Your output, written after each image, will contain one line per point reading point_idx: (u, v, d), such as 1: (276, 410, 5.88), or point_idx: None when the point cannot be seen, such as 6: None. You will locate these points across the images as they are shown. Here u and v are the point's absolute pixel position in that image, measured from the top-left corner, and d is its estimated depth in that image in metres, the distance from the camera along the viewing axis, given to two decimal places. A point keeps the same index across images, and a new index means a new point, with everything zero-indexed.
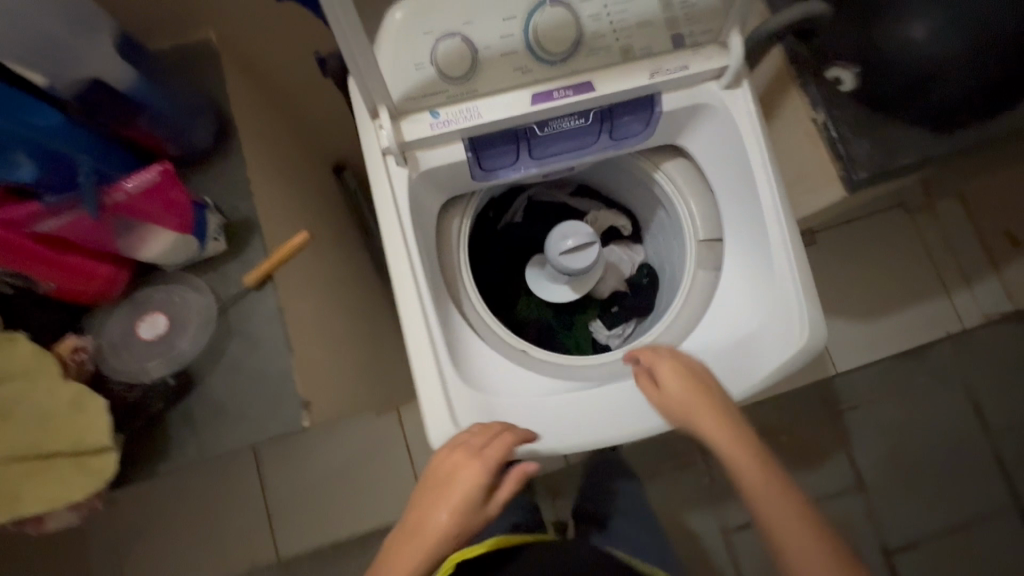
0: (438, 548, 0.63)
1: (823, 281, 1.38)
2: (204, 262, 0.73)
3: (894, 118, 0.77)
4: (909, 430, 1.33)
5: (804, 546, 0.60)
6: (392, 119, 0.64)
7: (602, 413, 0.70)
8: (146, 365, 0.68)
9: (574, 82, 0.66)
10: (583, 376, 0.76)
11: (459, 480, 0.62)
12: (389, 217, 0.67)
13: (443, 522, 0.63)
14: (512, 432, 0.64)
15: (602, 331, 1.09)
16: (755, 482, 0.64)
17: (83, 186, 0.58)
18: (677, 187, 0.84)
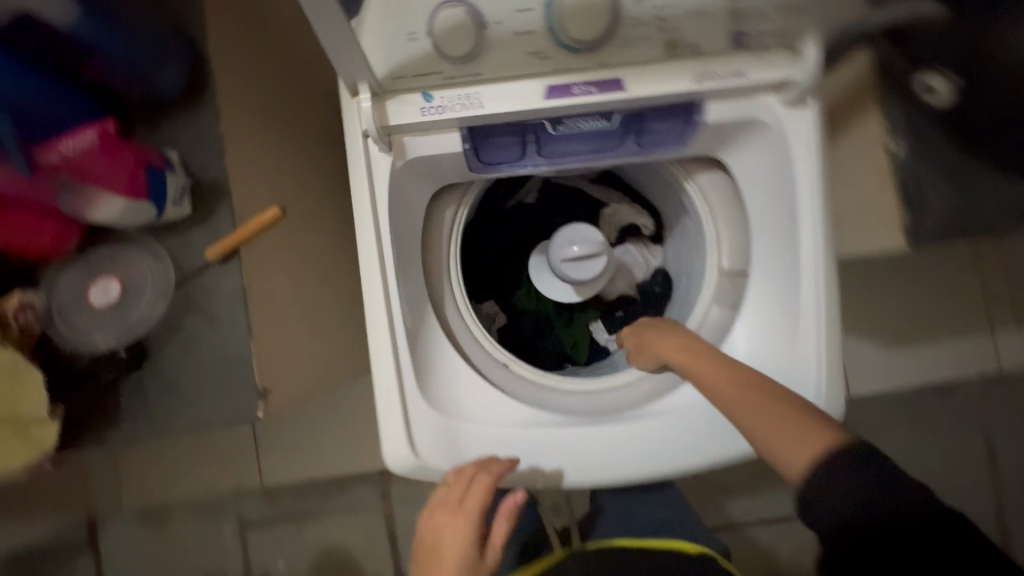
0: None
1: (857, 302, 1.25)
2: (165, 226, 0.66)
3: (987, 158, 0.63)
4: (912, 469, 1.25)
5: (796, 438, 0.53)
6: (376, 99, 0.54)
7: (577, 453, 0.63)
8: (98, 332, 0.63)
9: (600, 78, 0.54)
10: (563, 406, 0.70)
11: (446, 541, 0.60)
12: (365, 209, 0.59)
13: None
14: (483, 475, 0.59)
15: (602, 335, 0.99)
16: (763, 423, 0.55)
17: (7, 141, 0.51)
18: (708, 205, 0.72)
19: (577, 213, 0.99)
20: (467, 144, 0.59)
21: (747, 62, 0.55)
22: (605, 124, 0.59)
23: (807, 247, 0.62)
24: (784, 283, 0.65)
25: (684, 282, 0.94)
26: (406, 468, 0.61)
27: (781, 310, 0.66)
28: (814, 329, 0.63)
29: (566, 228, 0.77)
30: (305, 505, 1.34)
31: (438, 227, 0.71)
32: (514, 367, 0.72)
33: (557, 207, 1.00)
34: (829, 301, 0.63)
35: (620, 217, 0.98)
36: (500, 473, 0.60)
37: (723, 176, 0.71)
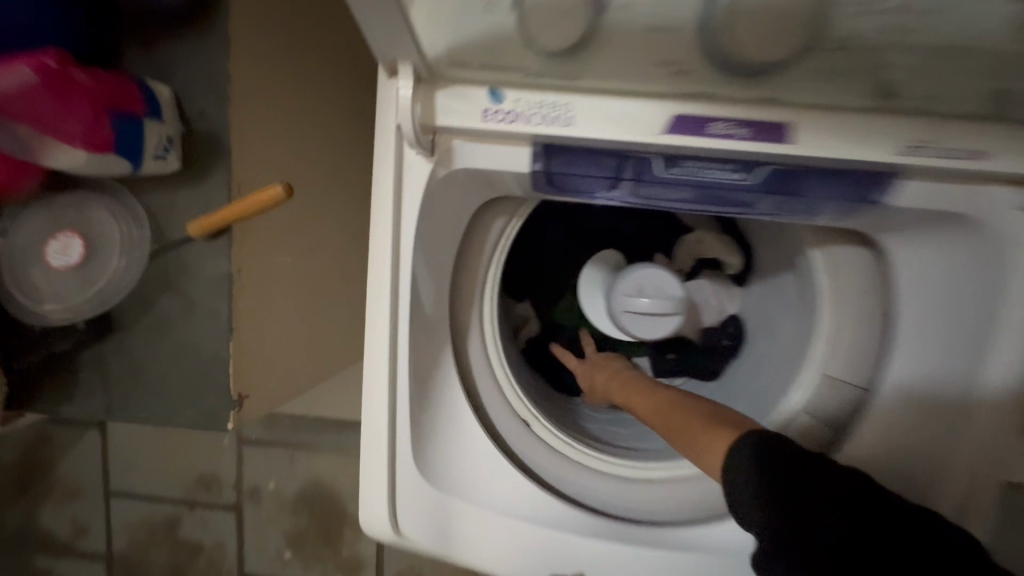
0: None
1: None
2: (149, 180, 0.53)
3: None
4: None
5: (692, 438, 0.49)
6: (423, 88, 0.37)
7: (586, 564, 0.52)
8: (56, 296, 0.53)
9: (757, 118, 0.35)
10: (583, 492, 0.57)
11: None
12: (387, 226, 0.44)
13: None
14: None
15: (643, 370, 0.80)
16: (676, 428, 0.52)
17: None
18: (836, 288, 0.54)
19: (650, 228, 0.80)
20: (537, 164, 0.42)
21: (998, 138, 0.34)
22: (739, 177, 0.41)
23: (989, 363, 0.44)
24: (938, 397, 0.47)
25: (760, 341, 0.72)
26: (382, 535, 0.51)
27: (929, 436, 0.47)
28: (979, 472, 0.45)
29: (641, 271, 0.61)
30: (302, 436, 1.35)
31: (479, 243, 0.56)
32: (535, 428, 0.59)
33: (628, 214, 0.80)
34: (1005, 443, 0.45)
35: (703, 246, 0.77)
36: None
37: (870, 257, 0.52)
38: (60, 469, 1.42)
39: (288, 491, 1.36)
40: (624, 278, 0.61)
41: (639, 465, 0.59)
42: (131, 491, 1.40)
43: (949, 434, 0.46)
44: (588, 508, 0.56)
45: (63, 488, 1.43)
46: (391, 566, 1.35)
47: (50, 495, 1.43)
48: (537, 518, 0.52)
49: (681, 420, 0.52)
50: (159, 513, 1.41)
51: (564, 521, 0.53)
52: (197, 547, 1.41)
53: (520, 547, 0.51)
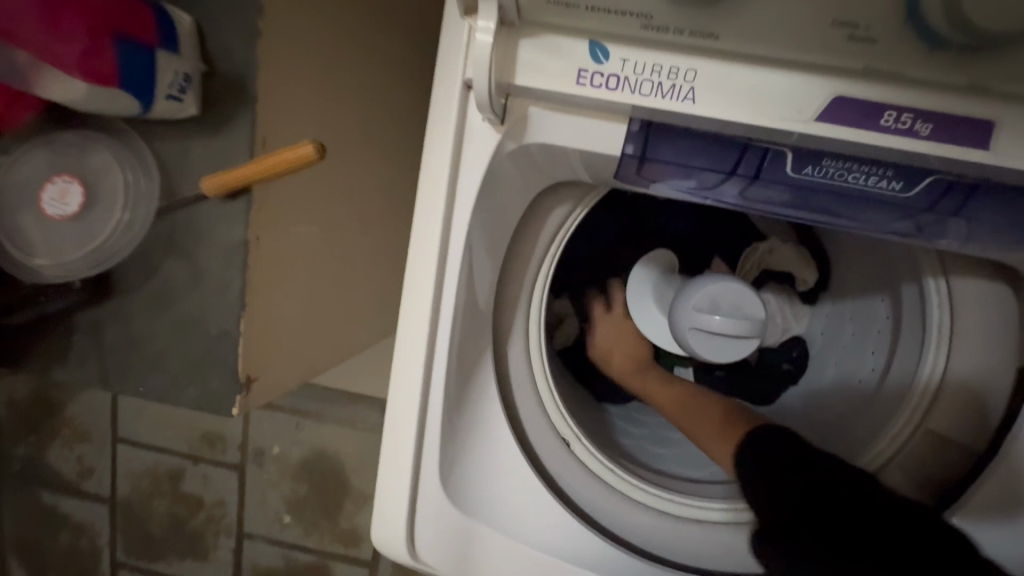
0: None
1: None
2: (162, 124, 0.46)
3: None
4: None
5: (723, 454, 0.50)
6: (505, 35, 0.29)
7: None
8: (48, 248, 0.46)
9: (948, 111, 0.27)
10: (625, 527, 0.49)
11: None
12: (438, 206, 0.36)
13: None
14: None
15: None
16: (702, 428, 0.53)
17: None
18: (956, 329, 0.45)
19: (722, 227, 0.68)
20: (631, 147, 0.34)
21: None
22: (895, 187, 0.32)
23: None
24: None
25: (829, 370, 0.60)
26: (394, 556, 0.45)
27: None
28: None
29: (715, 282, 0.52)
30: (311, 405, 1.31)
31: (534, 233, 0.47)
32: (577, 448, 0.51)
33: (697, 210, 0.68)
34: None
35: (771, 257, 0.65)
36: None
37: (1008, 297, 0.44)
38: (67, 411, 1.40)
39: (291, 459, 1.33)
40: (694, 289, 0.53)
41: (691, 503, 0.51)
42: (134, 441, 1.38)
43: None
44: (629, 547, 0.48)
45: (68, 432, 1.41)
46: None
47: (55, 437, 1.41)
48: (574, 558, 0.45)
49: (706, 420, 0.54)
50: (159, 467, 1.39)
51: (602, 562, 0.46)
52: (197, 504, 1.39)
53: None
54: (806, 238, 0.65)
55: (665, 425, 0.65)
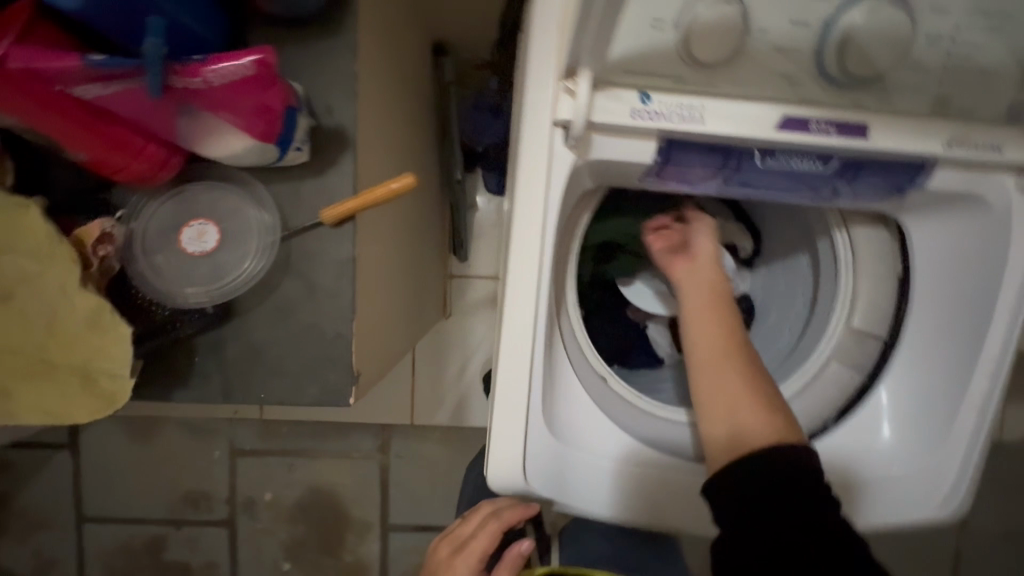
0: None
1: None
2: (276, 170, 0.56)
3: None
4: (1006, 545, 1.14)
5: (756, 424, 0.53)
6: (589, 88, 0.45)
7: (656, 494, 0.59)
8: (187, 281, 0.55)
9: (847, 118, 0.46)
10: (649, 434, 0.64)
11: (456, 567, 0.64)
12: (533, 207, 0.50)
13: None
14: (495, 522, 0.63)
15: (662, 343, 0.79)
16: (720, 367, 0.57)
17: (148, 67, 0.39)
18: (853, 257, 0.64)
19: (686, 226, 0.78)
20: (658, 156, 0.50)
21: (1010, 135, 0.47)
22: (819, 167, 0.51)
23: (998, 319, 0.55)
24: (945, 379, 0.58)
25: (774, 315, 0.74)
26: (509, 489, 0.57)
27: (945, 386, 0.58)
28: (959, 464, 0.57)
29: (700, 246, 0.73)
30: (303, 442, 1.32)
31: (571, 228, 0.62)
32: (611, 382, 0.66)
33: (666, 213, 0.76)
34: (1000, 376, 0.56)
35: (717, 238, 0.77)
36: (512, 519, 0.62)
37: (886, 236, 0.63)
38: (24, 491, 1.31)
39: (286, 502, 1.33)
40: None
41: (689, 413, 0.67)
42: (114, 509, 1.32)
43: (960, 386, 0.57)
44: (654, 445, 0.64)
45: (30, 514, 1.32)
46: (396, 569, 1.34)
47: (15, 521, 1.32)
48: (619, 458, 0.60)
49: (755, 396, 0.55)
50: (147, 532, 1.33)
51: (640, 461, 0.61)
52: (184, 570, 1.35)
53: (602, 483, 0.59)
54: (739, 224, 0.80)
55: (652, 379, 0.76)
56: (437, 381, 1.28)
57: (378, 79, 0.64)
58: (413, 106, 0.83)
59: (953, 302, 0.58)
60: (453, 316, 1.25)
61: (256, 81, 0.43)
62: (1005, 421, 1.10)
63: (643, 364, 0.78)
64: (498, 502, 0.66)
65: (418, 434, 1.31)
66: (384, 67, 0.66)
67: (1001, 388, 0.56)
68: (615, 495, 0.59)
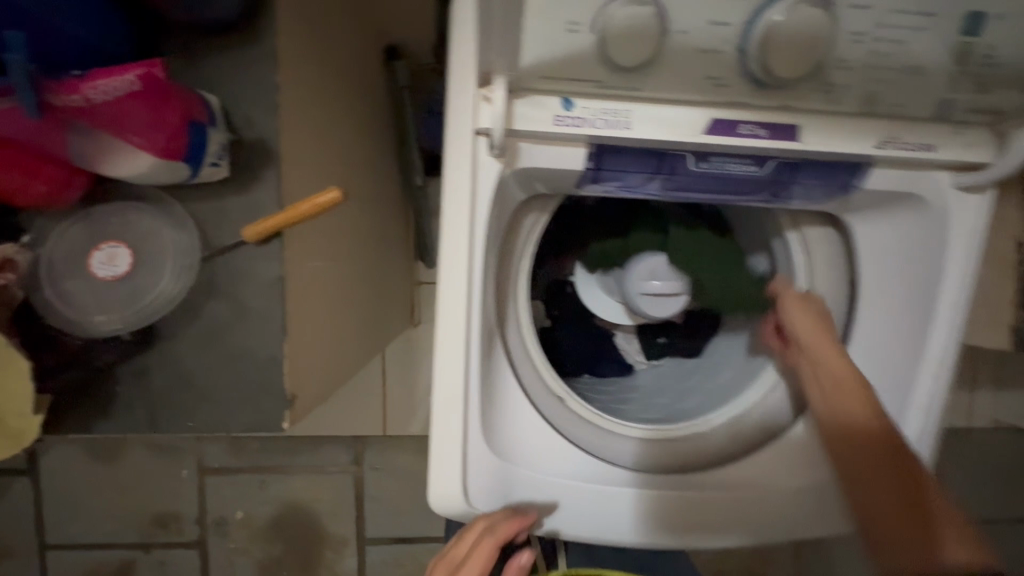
0: None
1: None
2: (195, 188, 0.54)
3: None
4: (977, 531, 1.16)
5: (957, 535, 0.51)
6: (507, 94, 0.43)
7: (623, 509, 0.57)
8: (101, 308, 0.52)
9: (775, 121, 0.44)
10: (615, 450, 0.63)
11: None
12: (461, 219, 0.48)
13: None
14: (492, 541, 0.55)
15: (630, 350, 0.76)
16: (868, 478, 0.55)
17: (16, 85, 0.37)
18: (808, 260, 0.63)
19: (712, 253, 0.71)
20: (589, 163, 0.49)
21: (943, 134, 0.46)
22: (754, 170, 0.50)
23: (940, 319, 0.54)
24: (890, 379, 0.58)
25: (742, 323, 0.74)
26: (454, 513, 0.54)
27: (889, 386, 0.57)
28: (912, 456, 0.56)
29: (649, 257, 0.67)
30: (271, 459, 1.28)
31: (514, 239, 0.61)
32: (570, 403, 0.64)
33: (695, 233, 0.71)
34: (942, 375, 0.55)
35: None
36: (508, 535, 0.54)
37: (836, 237, 0.62)
38: None
39: (256, 520, 1.29)
40: (638, 265, 0.67)
41: (671, 427, 0.65)
42: (77, 536, 1.28)
43: (906, 386, 0.56)
44: (627, 463, 0.62)
45: None
46: None
47: None
48: (582, 478, 0.59)
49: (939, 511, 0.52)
50: (112, 557, 1.29)
51: (604, 478, 0.59)
52: None
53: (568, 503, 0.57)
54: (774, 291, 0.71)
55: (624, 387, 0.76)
56: (408, 390, 1.25)
57: (307, 87, 0.61)
58: (358, 112, 0.80)
59: (899, 301, 0.57)
60: (422, 325, 1.22)
61: (146, 94, 0.41)
62: (976, 408, 1.12)
63: (611, 372, 0.75)
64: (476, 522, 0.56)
65: (390, 445, 1.28)
66: (315, 75, 0.63)
67: (946, 388, 0.55)
68: (612, 518, 0.57)
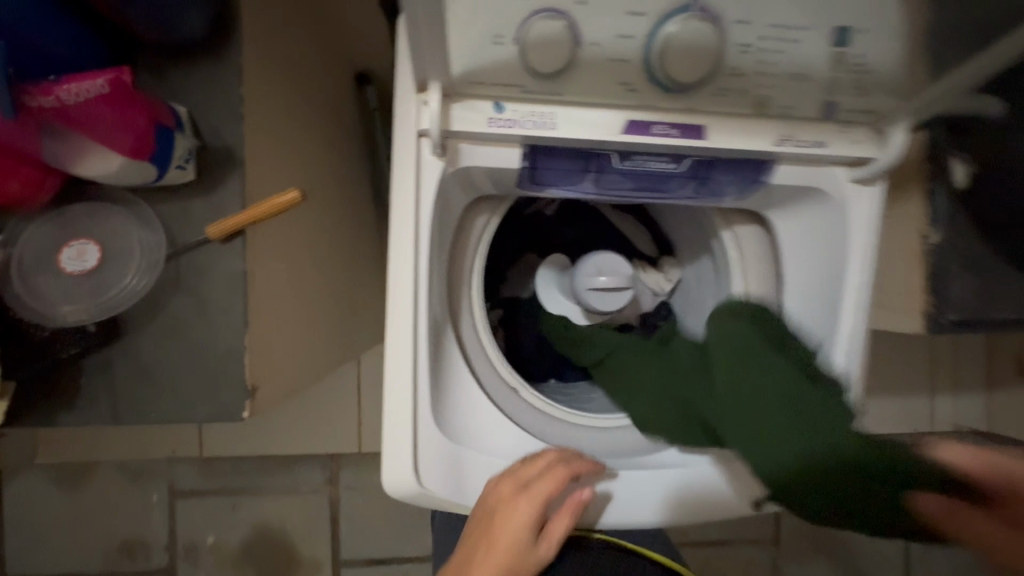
0: (523, 537, 0.58)
1: (890, 363, 1.16)
2: (162, 190, 0.58)
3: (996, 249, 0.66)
4: None
5: None
6: (443, 98, 0.49)
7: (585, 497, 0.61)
8: (66, 301, 0.55)
9: (683, 121, 0.51)
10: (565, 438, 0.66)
11: (509, 521, 0.58)
12: (407, 211, 0.53)
13: (517, 529, 0.58)
14: (566, 465, 0.60)
15: None
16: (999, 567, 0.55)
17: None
18: (742, 257, 0.68)
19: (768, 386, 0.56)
20: (524, 161, 0.54)
21: (830, 132, 0.53)
22: (673, 167, 0.56)
23: (849, 301, 0.59)
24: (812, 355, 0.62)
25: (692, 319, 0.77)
26: (407, 497, 0.56)
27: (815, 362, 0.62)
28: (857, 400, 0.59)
29: (597, 254, 0.71)
30: (243, 480, 1.27)
31: (465, 238, 0.65)
32: (522, 393, 0.68)
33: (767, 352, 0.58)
34: (857, 353, 0.60)
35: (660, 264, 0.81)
36: (580, 471, 0.60)
37: (764, 235, 0.68)
38: None
39: (229, 544, 1.27)
40: (584, 263, 0.72)
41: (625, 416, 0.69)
42: (41, 565, 1.24)
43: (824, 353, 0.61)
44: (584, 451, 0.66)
45: None
46: None
47: None
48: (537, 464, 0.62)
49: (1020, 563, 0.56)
50: None
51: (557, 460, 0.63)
52: None
53: None
54: (869, 461, 0.52)
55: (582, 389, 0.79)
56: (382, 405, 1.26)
57: (272, 104, 0.66)
58: (326, 132, 0.86)
59: (816, 288, 0.62)
60: None
61: (117, 98, 0.46)
62: (933, 413, 1.17)
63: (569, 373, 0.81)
64: (545, 455, 0.61)
65: (365, 461, 1.28)
66: (281, 94, 0.68)
67: (861, 365, 0.60)
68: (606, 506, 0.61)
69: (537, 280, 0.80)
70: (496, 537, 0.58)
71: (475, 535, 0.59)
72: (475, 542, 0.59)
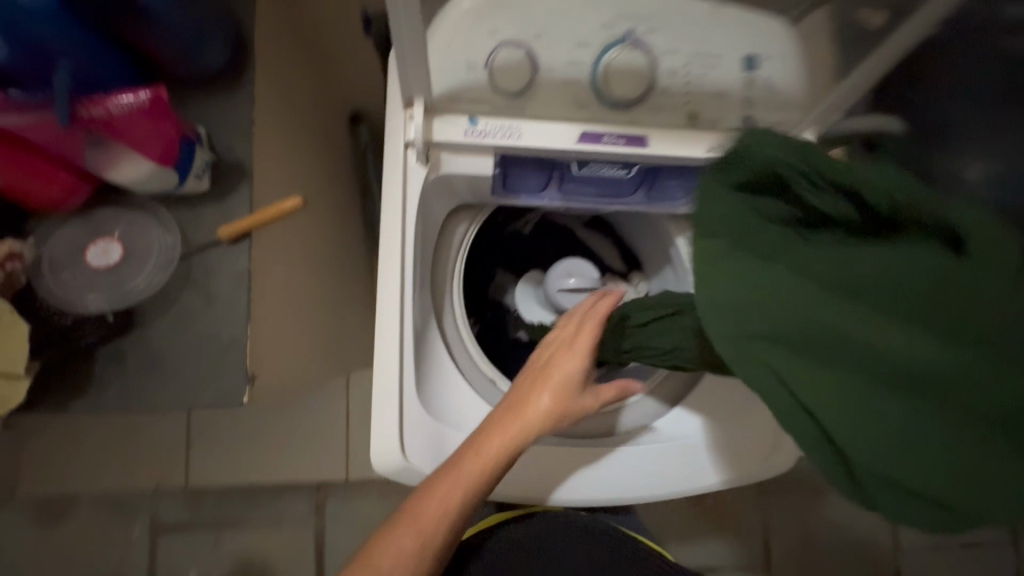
0: (577, 372, 0.60)
1: None
2: (180, 198, 0.66)
3: None
4: None
5: None
6: (425, 114, 0.59)
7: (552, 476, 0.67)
8: (90, 292, 0.62)
9: (629, 133, 0.61)
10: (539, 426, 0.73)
11: (560, 368, 0.60)
12: (395, 208, 0.62)
13: (574, 372, 0.60)
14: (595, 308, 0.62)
15: None
16: None
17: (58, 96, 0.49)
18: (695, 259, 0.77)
19: (983, 286, 0.40)
20: (497, 168, 0.64)
21: None
22: (624, 173, 0.66)
23: None
24: None
25: None
26: (393, 470, 0.61)
27: None
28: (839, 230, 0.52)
29: (566, 260, 0.80)
30: (229, 510, 1.26)
31: (448, 243, 0.74)
32: (501, 385, 0.74)
33: (841, 239, 0.46)
34: None
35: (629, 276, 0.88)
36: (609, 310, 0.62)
37: None
38: None
39: None
40: (556, 268, 0.80)
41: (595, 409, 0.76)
42: None
43: None
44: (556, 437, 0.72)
45: None
46: None
47: None
48: None
49: None
50: None
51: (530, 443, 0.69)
52: None
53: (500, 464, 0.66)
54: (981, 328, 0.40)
55: None
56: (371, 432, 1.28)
57: (279, 131, 0.75)
58: (324, 165, 0.96)
59: None
60: None
61: (156, 110, 0.55)
62: None
63: None
64: (578, 308, 0.64)
65: (353, 490, 1.28)
66: (285, 125, 0.78)
67: None
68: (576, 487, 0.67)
69: (515, 292, 0.88)
70: (549, 387, 0.60)
71: (528, 382, 0.61)
72: (526, 406, 0.59)
